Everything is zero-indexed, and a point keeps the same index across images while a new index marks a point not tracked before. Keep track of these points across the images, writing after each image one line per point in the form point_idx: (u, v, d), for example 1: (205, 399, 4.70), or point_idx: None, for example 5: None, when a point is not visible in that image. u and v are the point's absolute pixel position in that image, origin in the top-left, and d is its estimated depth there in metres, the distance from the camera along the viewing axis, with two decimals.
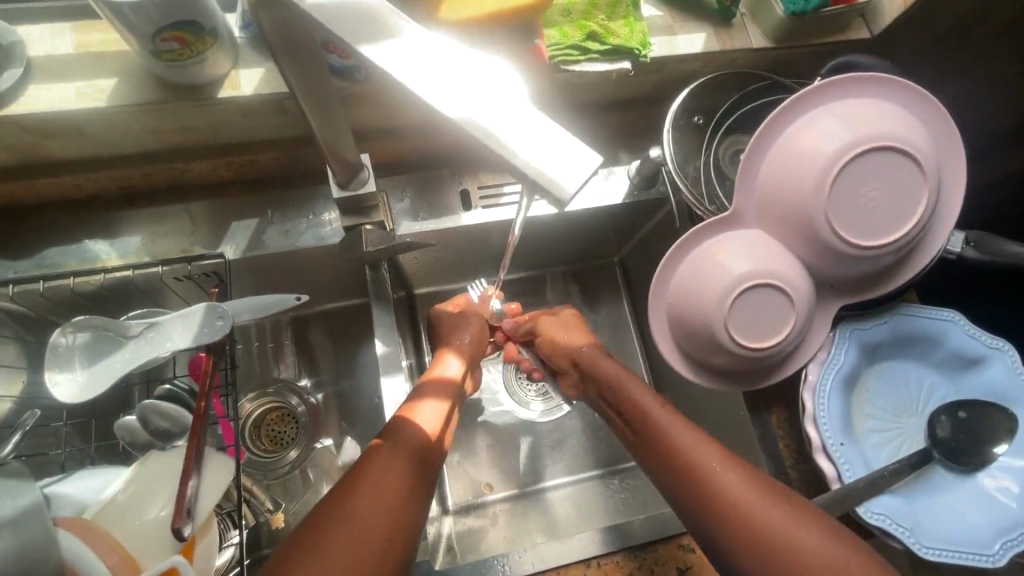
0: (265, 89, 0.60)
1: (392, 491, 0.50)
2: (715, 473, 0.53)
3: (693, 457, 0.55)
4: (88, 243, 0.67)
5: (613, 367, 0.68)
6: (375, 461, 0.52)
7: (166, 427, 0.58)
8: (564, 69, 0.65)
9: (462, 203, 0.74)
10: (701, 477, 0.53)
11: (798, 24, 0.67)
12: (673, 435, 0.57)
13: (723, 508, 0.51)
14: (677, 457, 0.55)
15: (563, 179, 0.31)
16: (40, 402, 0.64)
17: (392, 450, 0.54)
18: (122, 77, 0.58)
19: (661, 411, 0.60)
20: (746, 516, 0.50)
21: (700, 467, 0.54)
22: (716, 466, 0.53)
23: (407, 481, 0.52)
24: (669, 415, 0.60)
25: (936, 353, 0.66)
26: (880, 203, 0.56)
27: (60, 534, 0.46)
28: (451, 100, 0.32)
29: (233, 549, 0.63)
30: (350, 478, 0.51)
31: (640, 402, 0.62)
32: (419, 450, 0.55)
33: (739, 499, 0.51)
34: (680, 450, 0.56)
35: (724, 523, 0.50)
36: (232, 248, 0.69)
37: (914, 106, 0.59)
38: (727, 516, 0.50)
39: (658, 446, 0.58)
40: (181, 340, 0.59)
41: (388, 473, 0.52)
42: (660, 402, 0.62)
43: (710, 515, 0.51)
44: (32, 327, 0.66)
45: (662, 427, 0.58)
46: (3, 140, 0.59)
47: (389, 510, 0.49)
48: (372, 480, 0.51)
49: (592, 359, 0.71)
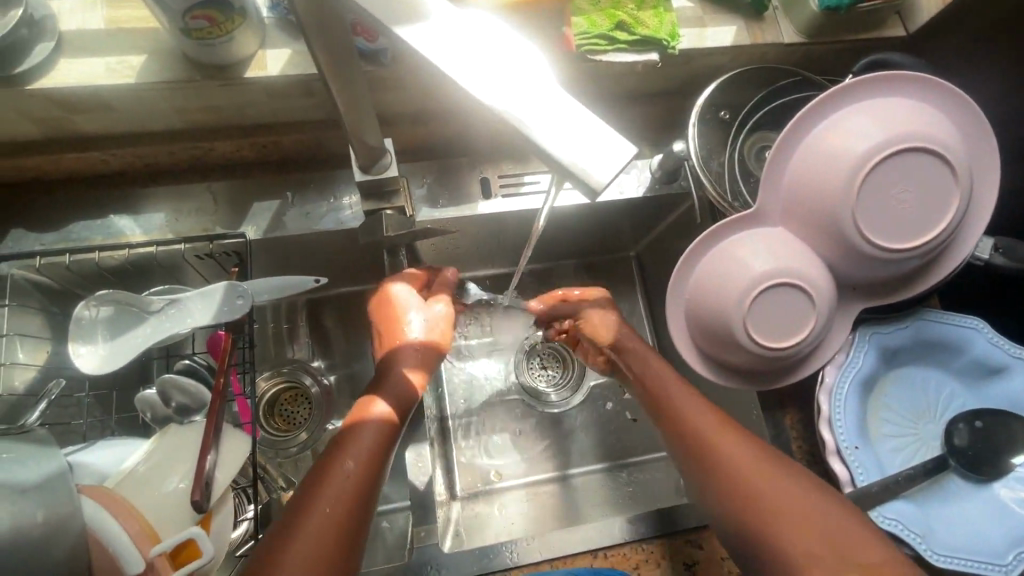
0: (291, 71, 0.60)
1: (358, 487, 0.49)
2: (734, 456, 0.54)
3: (713, 438, 0.56)
4: (114, 219, 0.68)
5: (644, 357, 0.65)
6: (343, 452, 0.51)
7: (186, 402, 0.60)
8: (590, 59, 0.64)
9: (481, 190, 0.74)
10: (714, 455, 0.55)
11: (832, 20, 0.66)
12: (692, 414, 0.58)
13: (743, 488, 0.52)
14: (690, 434, 0.57)
15: (594, 169, 0.31)
16: (64, 370, 0.65)
17: (365, 425, 0.53)
18: (151, 54, 0.58)
19: (682, 393, 0.60)
20: (766, 499, 0.51)
21: (720, 448, 0.55)
22: (725, 440, 0.55)
23: (372, 470, 0.51)
24: (689, 395, 0.60)
25: (957, 359, 0.65)
26: (907, 205, 0.55)
27: (84, 500, 0.47)
28: (487, 87, 0.32)
29: (248, 523, 0.64)
30: (316, 477, 0.49)
31: (659, 373, 0.63)
32: (401, 408, 0.56)
33: (761, 483, 0.52)
34: (698, 431, 0.57)
35: (743, 504, 0.51)
36: (253, 229, 0.69)
37: (949, 107, 0.58)
38: (747, 498, 0.51)
39: (675, 428, 0.58)
40: (201, 317, 0.60)
41: (358, 452, 0.51)
42: (678, 381, 0.62)
43: (729, 497, 0.52)
44: (58, 299, 0.67)
45: (680, 406, 0.59)
46: (33, 112, 0.60)
47: (354, 509, 0.49)
48: (341, 476, 0.49)
49: (636, 349, 0.66)
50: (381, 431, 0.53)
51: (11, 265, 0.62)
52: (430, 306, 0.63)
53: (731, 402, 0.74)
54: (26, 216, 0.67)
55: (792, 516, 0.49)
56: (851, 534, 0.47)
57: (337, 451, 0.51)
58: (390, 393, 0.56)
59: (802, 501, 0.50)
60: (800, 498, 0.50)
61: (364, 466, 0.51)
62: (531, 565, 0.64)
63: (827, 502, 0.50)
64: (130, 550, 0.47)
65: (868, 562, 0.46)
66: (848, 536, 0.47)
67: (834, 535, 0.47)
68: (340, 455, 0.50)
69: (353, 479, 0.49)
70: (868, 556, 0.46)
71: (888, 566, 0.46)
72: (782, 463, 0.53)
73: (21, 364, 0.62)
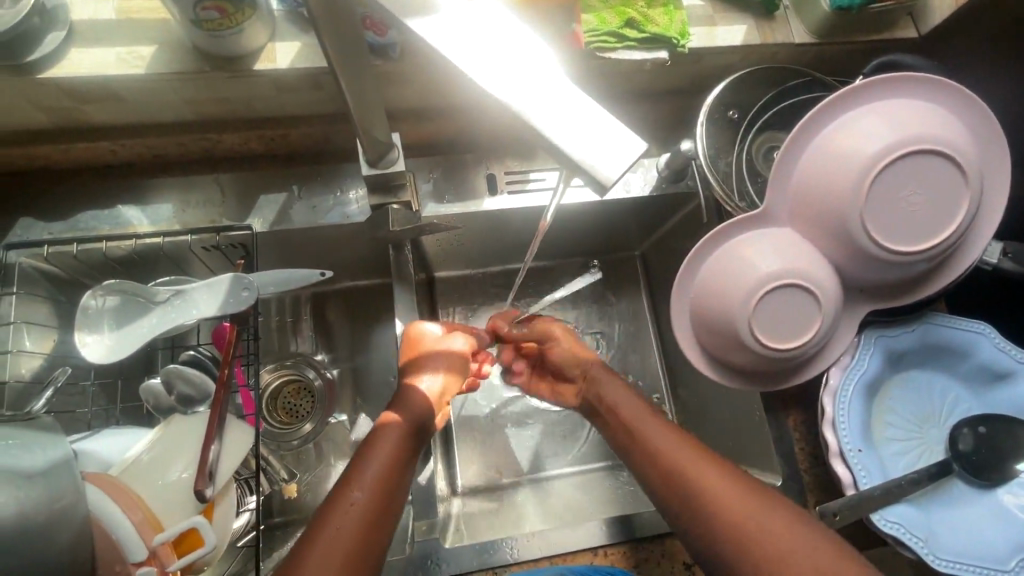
0: (301, 64, 0.60)
1: (372, 503, 0.51)
2: (709, 488, 0.52)
3: (688, 466, 0.54)
4: (121, 209, 0.68)
5: (615, 387, 0.65)
6: (359, 468, 0.53)
7: (189, 393, 0.60)
8: (599, 56, 0.64)
9: (487, 186, 0.74)
10: (689, 488, 0.53)
11: (843, 20, 0.65)
12: (665, 446, 0.57)
13: (722, 521, 0.50)
14: (666, 467, 0.55)
15: (603, 167, 0.31)
16: (70, 359, 0.66)
17: (382, 439, 0.55)
18: (161, 45, 0.58)
19: (653, 424, 0.59)
20: (746, 531, 0.49)
21: (694, 481, 0.53)
22: (699, 470, 0.54)
23: (387, 488, 0.52)
24: (659, 425, 0.59)
25: (962, 364, 0.64)
26: (918, 209, 0.54)
27: (89, 488, 0.48)
28: (498, 80, 0.32)
29: (250, 514, 0.64)
30: (333, 493, 0.51)
31: (634, 410, 0.62)
32: (418, 424, 0.58)
33: (738, 513, 0.50)
34: (672, 463, 0.55)
35: (723, 537, 0.50)
36: (260, 221, 0.69)
37: (961, 109, 0.57)
38: (726, 531, 0.50)
39: (649, 461, 0.57)
40: (207, 308, 0.61)
41: (369, 472, 0.52)
42: (648, 411, 0.61)
43: (707, 531, 0.51)
44: (66, 288, 0.67)
45: (651, 439, 0.58)
46: (43, 101, 0.60)
47: (369, 526, 0.50)
48: (357, 491, 0.51)
49: (602, 377, 0.67)
50: (397, 448, 0.55)
51: (19, 253, 0.63)
52: (451, 337, 0.67)
53: (734, 403, 0.74)
54: (34, 205, 0.67)
55: (773, 548, 0.48)
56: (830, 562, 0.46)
57: (354, 466, 0.53)
58: (406, 409, 0.59)
59: (781, 530, 0.49)
60: (779, 527, 0.49)
61: (379, 481, 0.52)
62: (531, 561, 0.64)
63: (804, 530, 0.49)
64: (133, 538, 0.47)
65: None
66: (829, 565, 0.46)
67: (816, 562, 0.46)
68: (356, 471, 0.52)
69: (367, 494, 0.51)
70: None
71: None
72: (757, 489, 0.52)
73: (27, 352, 0.62)
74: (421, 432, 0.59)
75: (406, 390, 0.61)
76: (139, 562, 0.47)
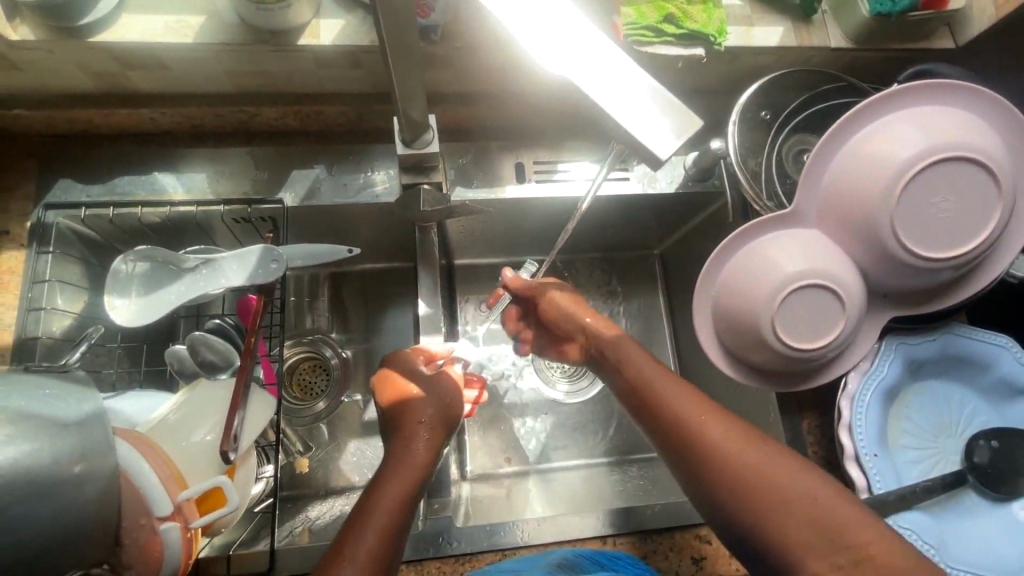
0: (343, 42, 0.62)
1: (388, 532, 0.49)
2: (712, 437, 0.50)
3: (691, 418, 0.52)
4: (157, 176, 0.69)
5: (615, 338, 0.63)
6: (385, 481, 0.52)
7: (213, 360, 0.60)
8: (637, 50, 0.64)
9: (516, 174, 0.74)
10: (691, 437, 0.51)
11: (880, 26, 0.66)
12: (668, 397, 0.54)
13: (736, 481, 0.48)
14: (667, 413, 0.53)
15: (654, 146, 0.35)
16: (99, 320, 0.67)
17: (411, 444, 0.56)
18: (209, 16, 0.60)
19: (655, 372, 0.57)
20: (751, 486, 0.47)
21: (697, 430, 0.51)
22: (701, 420, 0.51)
23: (389, 542, 0.49)
24: (672, 382, 0.56)
25: (982, 376, 0.64)
26: (939, 230, 0.55)
27: (119, 444, 0.49)
28: (555, 57, 0.35)
29: (265, 482, 0.65)
30: (339, 542, 0.48)
31: (636, 362, 0.59)
32: (432, 445, 0.57)
33: (747, 472, 0.48)
34: (681, 422, 0.52)
35: (735, 500, 0.47)
36: (291, 196, 0.70)
37: (995, 121, 0.57)
38: (736, 493, 0.47)
39: (659, 418, 0.54)
40: (235, 278, 0.62)
41: (366, 534, 0.48)
42: (658, 367, 0.58)
43: (717, 491, 0.48)
44: (98, 251, 0.69)
45: (664, 394, 0.55)
46: (91, 65, 0.62)
47: (394, 537, 0.49)
48: (384, 505, 0.50)
49: (602, 333, 0.64)
50: (425, 455, 0.55)
51: (58, 214, 0.64)
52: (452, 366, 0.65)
53: (750, 403, 0.73)
54: (73, 168, 0.69)
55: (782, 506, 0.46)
56: (844, 514, 0.44)
57: (380, 477, 0.53)
58: (423, 405, 0.58)
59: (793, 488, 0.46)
60: (797, 487, 0.46)
61: (406, 492, 0.52)
62: (539, 545, 0.65)
63: (808, 478, 0.46)
64: (159, 491, 0.48)
65: (865, 546, 0.43)
66: (844, 518, 0.44)
67: (825, 519, 0.44)
68: (384, 481, 0.52)
69: (395, 506, 0.51)
70: (864, 537, 0.43)
71: (882, 543, 0.43)
72: (771, 448, 0.49)
73: (59, 310, 0.64)
74: (448, 430, 0.59)
75: (431, 384, 0.60)
76: (163, 517, 0.48)
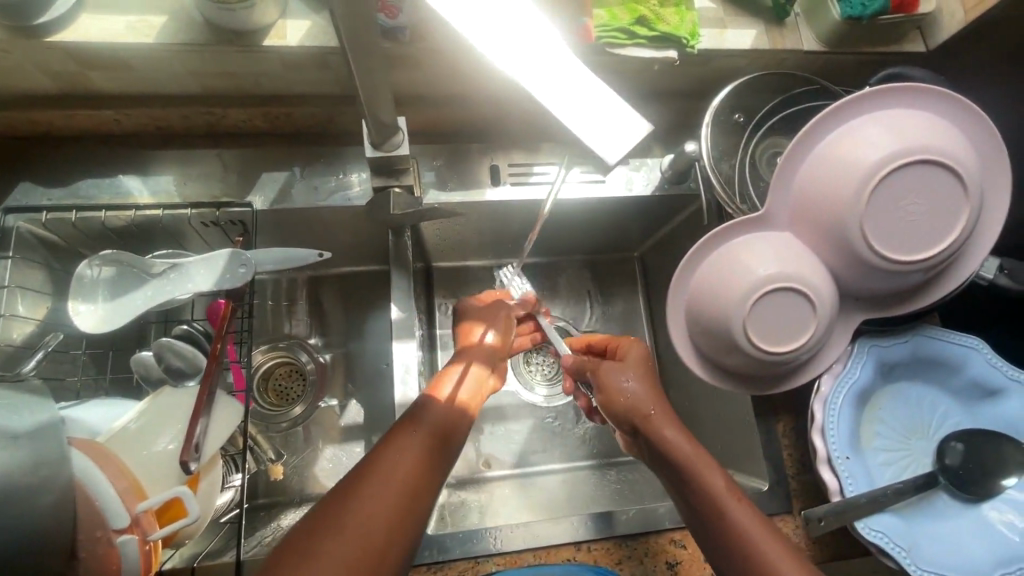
0: (310, 42, 0.61)
1: (393, 515, 0.49)
2: (716, 495, 0.53)
3: (700, 471, 0.55)
4: (123, 179, 0.68)
5: (675, 432, 0.57)
6: (393, 464, 0.52)
7: (181, 367, 0.58)
8: (610, 52, 0.64)
9: (491, 177, 0.74)
10: (697, 488, 0.54)
11: (851, 29, 0.66)
12: (677, 447, 0.56)
13: (730, 539, 0.52)
14: (676, 462, 0.55)
15: (606, 152, 0.34)
16: (63, 326, 0.66)
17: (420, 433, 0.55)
18: (172, 16, 0.58)
19: (667, 420, 0.58)
20: (743, 546, 0.51)
21: (703, 486, 0.54)
22: (708, 476, 0.54)
23: (393, 521, 0.49)
24: (683, 437, 0.57)
25: (954, 378, 0.65)
26: (927, 223, 0.55)
27: (74, 454, 0.47)
28: (511, 58, 0.34)
29: (234, 492, 0.64)
30: (339, 517, 0.48)
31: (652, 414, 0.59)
32: (443, 433, 0.56)
33: (743, 535, 0.52)
34: (689, 473, 0.55)
35: (728, 552, 0.52)
36: (261, 199, 0.69)
37: (964, 124, 0.58)
38: (730, 548, 0.52)
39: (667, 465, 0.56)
40: (202, 283, 0.61)
41: (373, 513, 0.48)
42: (673, 418, 0.58)
43: (713, 541, 0.53)
44: (62, 256, 0.67)
45: (675, 446, 0.56)
46: (50, 65, 0.60)
47: (398, 518, 0.49)
48: (389, 485, 0.50)
49: (662, 427, 0.57)
50: (433, 443, 0.55)
51: (18, 218, 0.62)
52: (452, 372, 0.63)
53: (727, 406, 0.73)
54: (36, 171, 0.67)
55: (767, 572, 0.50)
56: None
57: (386, 459, 0.52)
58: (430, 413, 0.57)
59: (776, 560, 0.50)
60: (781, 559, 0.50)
61: (398, 499, 0.50)
62: (513, 552, 0.64)
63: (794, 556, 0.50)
64: (113, 501, 0.46)
65: None
66: None
67: None
68: (390, 464, 0.52)
69: (386, 517, 0.48)
70: None
71: None
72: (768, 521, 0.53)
73: (20, 317, 0.62)
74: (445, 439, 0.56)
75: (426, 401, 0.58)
76: (120, 529, 0.46)
